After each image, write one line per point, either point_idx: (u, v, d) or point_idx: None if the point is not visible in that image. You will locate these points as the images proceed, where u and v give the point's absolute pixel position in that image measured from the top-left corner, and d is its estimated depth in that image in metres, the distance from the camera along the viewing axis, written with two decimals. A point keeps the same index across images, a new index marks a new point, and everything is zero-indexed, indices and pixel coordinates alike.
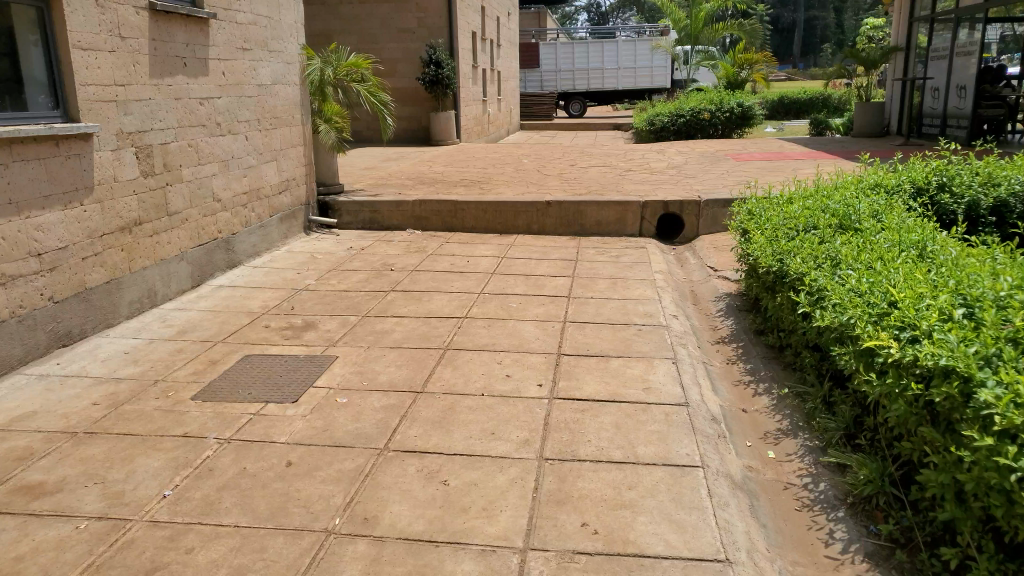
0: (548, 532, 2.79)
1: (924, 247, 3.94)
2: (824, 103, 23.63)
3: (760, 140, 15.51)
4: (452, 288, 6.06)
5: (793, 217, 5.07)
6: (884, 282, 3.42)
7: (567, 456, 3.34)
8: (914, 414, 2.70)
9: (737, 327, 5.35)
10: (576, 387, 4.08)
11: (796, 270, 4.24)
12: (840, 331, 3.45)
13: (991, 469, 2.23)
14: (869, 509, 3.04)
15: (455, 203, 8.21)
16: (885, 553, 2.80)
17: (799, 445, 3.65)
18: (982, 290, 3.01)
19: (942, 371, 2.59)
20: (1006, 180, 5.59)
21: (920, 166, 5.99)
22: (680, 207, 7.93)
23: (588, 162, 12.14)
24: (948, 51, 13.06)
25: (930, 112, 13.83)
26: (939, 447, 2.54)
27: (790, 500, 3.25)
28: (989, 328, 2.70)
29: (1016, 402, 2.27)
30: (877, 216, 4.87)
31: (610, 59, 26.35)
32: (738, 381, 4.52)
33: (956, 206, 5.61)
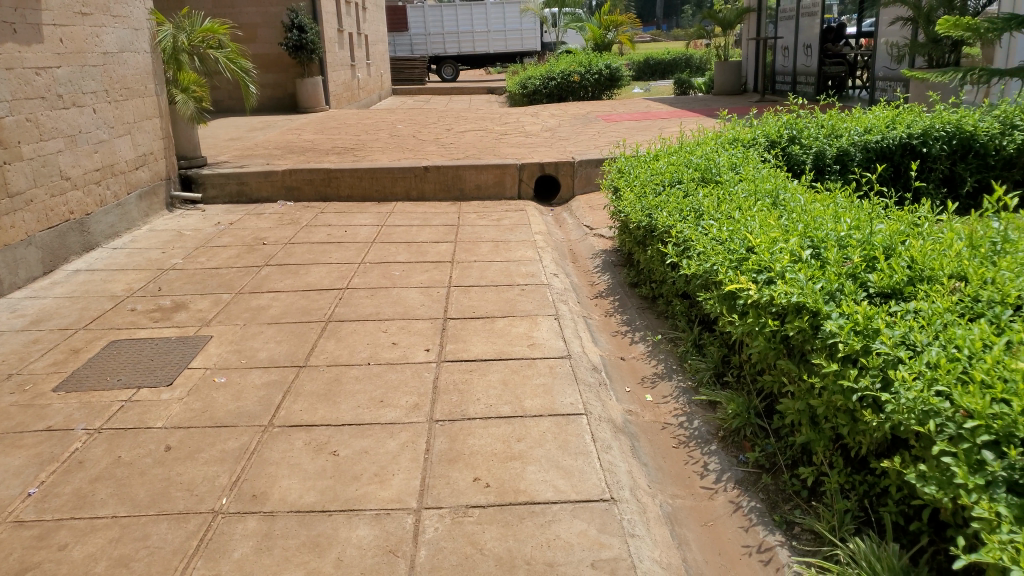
0: (441, 490, 2.84)
1: (777, 196, 4.22)
2: (687, 63, 24.62)
3: (628, 101, 15.92)
4: (331, 259, 5.95)
5: (660, 173, 5.29)
6: (742, 230, 3.65)
7: (457, 416, 3.39)
8: (772, 348, 2.95)
9: (613, 281, 5.55)
10: (463, 350, 4.13)
11: (663, 224, 4.44)
12: (705, 278, 3.67)
13: (837, 392, 2.46)
14: (738, 440, 3.28)
15: (328, 171, 8.01)
16: (753, 479, 3.04)
17: (674, 387, 3.86)
18: (827, 232, 3.27)
19: (794, 307, 2.82)
20: (847, 132, 6.06)
21: (772, 121, 6.35)
22: (556, 168, 8.08)
23: (463, 126, 12.10)
24: (794, 12, 13.90)
25: (782, 70, 14.69)
26: (796, 377, 2.79)
27: (668, 438, 3.46)
28: (832, 265, 2.94)
29: (856, 330, 2.50)
30: (735, 168, 5.16)
31: (479, 22, 26.17)
32: (617, 331, 4.71)
33: (806, 156, 6.01)
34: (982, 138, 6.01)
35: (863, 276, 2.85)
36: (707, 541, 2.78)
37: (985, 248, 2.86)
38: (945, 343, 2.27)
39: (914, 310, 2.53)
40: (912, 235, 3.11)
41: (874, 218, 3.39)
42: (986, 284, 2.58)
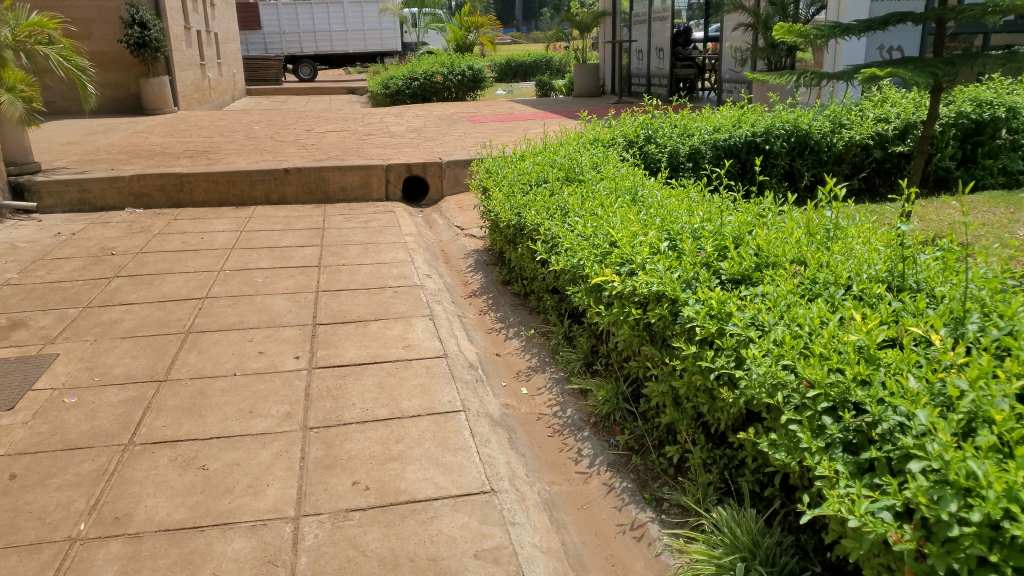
0: (320, 496, 2.80)
1: (636, 192, 4.43)
2: (547, 65, 25.24)
3: (492, 102, 16.12)
4: (188, 268, 5.66)
5: (526, 173, 5.42)
6: (605, 225, 3.81)
7: (332, 422, 3.34)
8: (637, 335, 3.13)
9: (485, 280, 5.62)
10: (335, 355, 4.06)
11: (531, 222, 4.56)
12: (572, 273, 3.80)
13: (697, 372, 2.64)
14: (609, 425, 3.43)
15: (181, 175, 7.61)
16: (624, 460, 3.19)
17: (547, 378, 3.99)
18: (682, 225, 3.47)
19: (655, 295, 3.00)
20: (697, 132, 6.45)
21: (629, 122, 6.64)
22: (423, 169, 8.07)
23: (325, 127, 11.82)
24: (646, 17, 14.57)
25: (637, 73, 15.37)
26: (659, 361, 2.97)
27: (543, 428, 3.57)
28: (687, 255, 3.14)
29: (711, 313, 2.70)
30: (597, 167, 5.36)
31: (337, 21, 25.58)
32: (491, 329, 4.79)
33: (661, 154, 6.32)
34: (816, 136, 6.57)
35: (715, 264, 3.05)
36: (584, 523, 2.89)
37: (820, 234, 3.12)
38: (788, 322, 2.48)
39: (760, 293, 2.74)
40: (758, 225, 3.35)
41: (724, 210, 3.63)
42: (821, 267, 2.82)
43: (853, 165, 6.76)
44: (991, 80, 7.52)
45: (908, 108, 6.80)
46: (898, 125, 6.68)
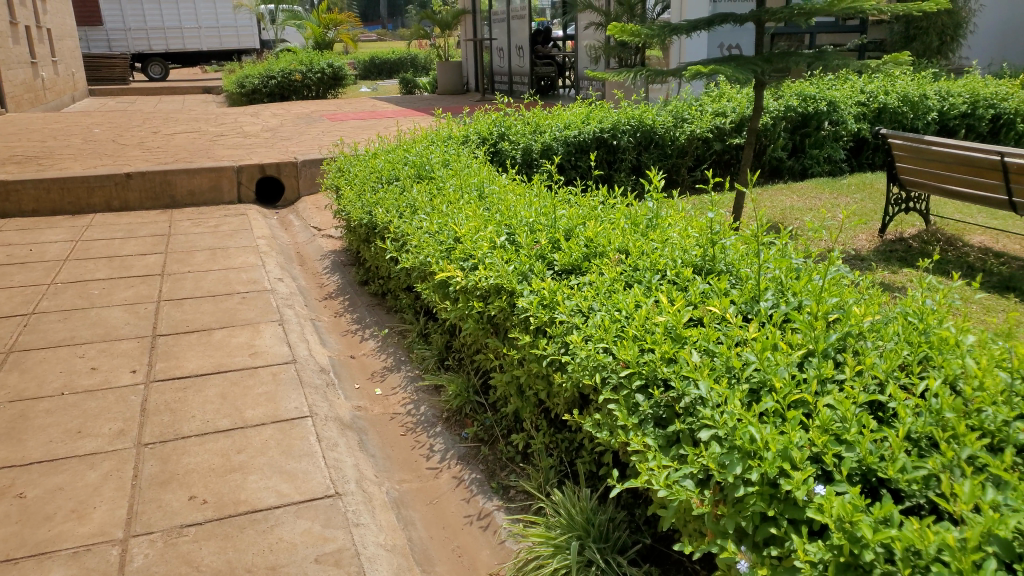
0: (152, 515, 2.67)
1: (482, 188, 4.48)
2: (411, 62, 25.07)
3: (354, 100, 15.82)
4: (14, 282, 5.24)
5: (377, 172, 5.36)
6: (449, 221, 3.85)
7: (169, 437, 3.20)
8: (480, 328, 3.20)
9: (341, 281, 5.53)
10: (176, 367, 3.88)
11: (381, 220, 4.53)
12: (419, 270, 3.82)
13: (532, 360, 2.74)
14: (460, 418, 3.48)
15: (6, 183, 7.01)
16: (474, 452, 3.25)
17: (402, 377, 3.98)
18: (521, 220, 3.56)
19: (493, 288, 3.09)
20: (549, 129, 6.61)
21: (483, 119, 6.69)
22: (277, 170, 7.83)
23: (173, 128, 11.22)
24: (505, 15, 14.75)
25: (499, 71, 15.55)
26: (502, 352, 3.05)
27: (396, 427, 3.56)
28: (524, 248, 3.24)
29: (544, 303, 2.80)
30: (447, 164, 5.38)
31: (188, 17, 24.16)
32: (346, 331, 4.72)
33: (515, 151, 6.45)
34: (660, 130, 6.89)
35: (550, 256, 3.17)
36: (432, 518, 2.91)
37: (643, 224, 3.31)
38: (611, 306, 2.62)
39: (587, 281, 2.88)
40: (591, 216, 3.48)
41: (559, 203, 3.75)
42: (642, 254, 2.99)
43: (696, 157, 7.16)
44: (815, 76, 8.15)
45: (741, 102, 7.26)
46: (734, 119, 7.12)
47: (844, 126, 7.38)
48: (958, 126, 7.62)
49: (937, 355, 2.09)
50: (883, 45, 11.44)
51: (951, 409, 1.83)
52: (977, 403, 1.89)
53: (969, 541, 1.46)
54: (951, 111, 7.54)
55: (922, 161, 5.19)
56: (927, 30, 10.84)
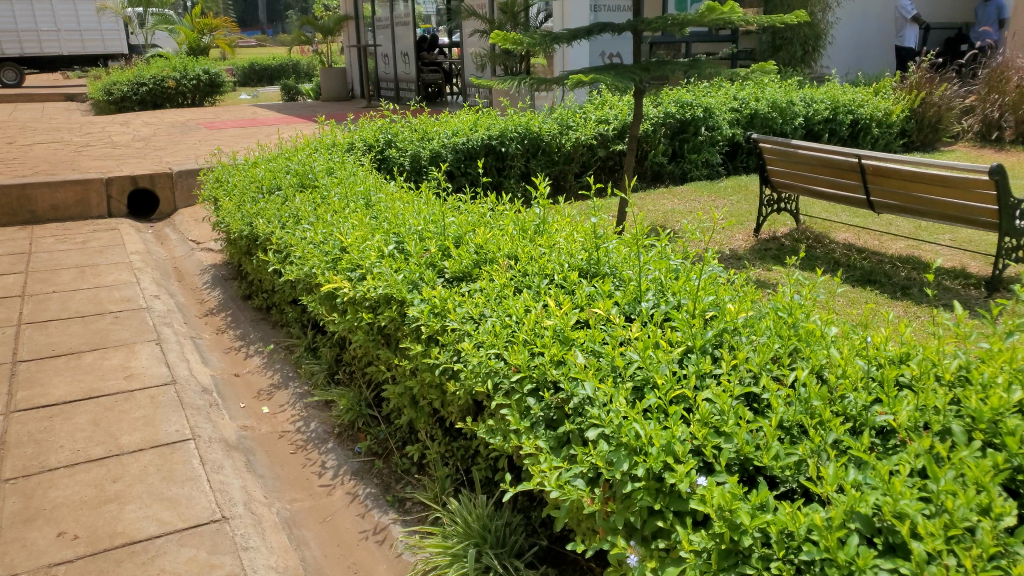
0: (15, 555, 2.47)
1: (369, 196, 4.40)
2: (293, 69, 24.43)
3: (233, 107, 15.25)
4: None
5: (258, 181, 5.18)
6: (335, 231, 3.76)
7: (34, 470, 2.97)
8: (371, 339, 3.15)
9: (224, 296, 5.31)
10: (41, 394, 3.61)
11: (263, 231, 4.38)
12: (305, 282, 3.72)
13: (425, 369, 2.73)
14: (353, 432, 3.41)
15: None
16: (367, 466, 3.19)
17: (291, 393, 3.86)
18: (408, 228, 3.53)
19: (383, 298, 3.05)
20: (437, 136, 6.60)
21: (368, 127, 6.60)
22: (150, 181, 7.44)
23: (32, 139, 10.45)
24: (388, 21, 14.62)
25: (384, 77, 15.39)
26: (394, 363, 3.01)
27: (285, 445, 3.45)
28: (412, 257, 3.21)
29: (434, 311, 2.79)
30: (331, 172, 5.27)
31: (45, 20, 22.60)
32: (230, 348, 4.53)
33: (402, 158, 6.40)
34: (547, 137, 7.01)
35: (439, 264, 3.16)
36: (326, 535, 2.83)
37: (531, 229, 3.35)
38: (502, 312, 2.64)
39: (477, 288, 2.89)
40: (479, 223, 3.50)
41: (447, 211, 3.74)
42: (530, 259, 3.03)
43: (582, 164, 7.33)
44: (691, 84, 8.50)
45: (623, 109, 7.48)
46: (616, 126, 7.33)
47: (719, 131, 7.73)
48: (822, 131, 8.14)
49: (805, 347, 2.23)
50: (753, 55, 12.08)
51: (817, 397, 1.96)
52: (841, 389, 2.03)
53: (834, 520, 1.56)
54: (815, 117, 8.07)
55: (789, 163, 5.51)
56: (792, 40, 11.58)
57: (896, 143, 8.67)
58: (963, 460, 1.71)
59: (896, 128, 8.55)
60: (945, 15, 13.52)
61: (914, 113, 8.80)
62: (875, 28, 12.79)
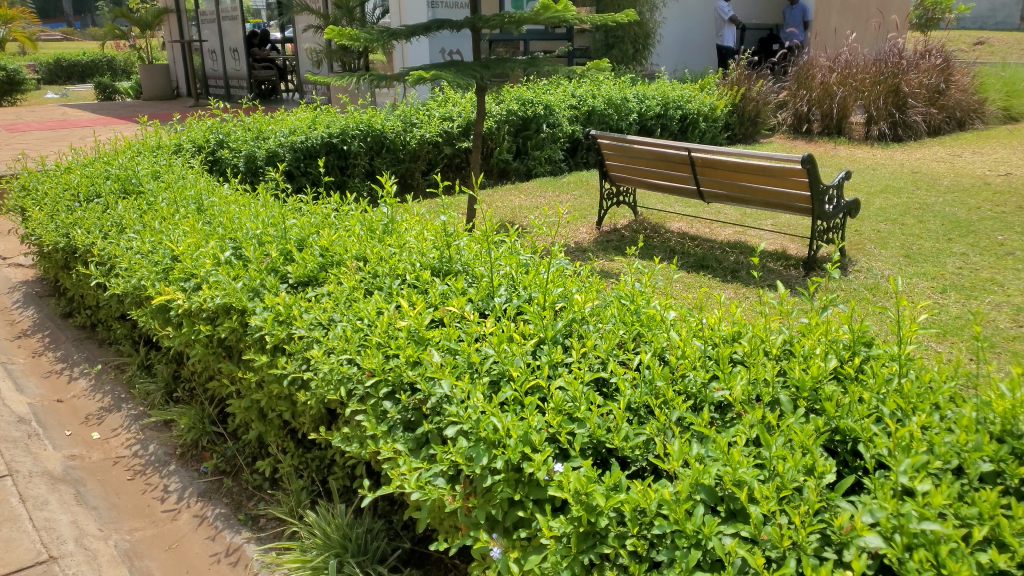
0: None
1: (201, 200, 4.15)
2: (108, 65, 22.60)
3: (39, 107, 13.90)
4: None
5: (73, 188, 4.75)
6: (164, 239, 3.51)
7: None
8: (211, 353, 2.98)
9: (39, 315, 4.83)
10: None
11: (82, 243, 4.01)
12: (134, 295, 3.45)
13: (272, 380, 2.61)
14: (198, 452, 3.21)
15: None
16: (215, 486, 3.01)
17: (124, 416, 3.56)
18: (246, 232, 3.36)
19: (222, 308, 2.88)
20: (273, 135, 6.35)
21: (197, 127, 6.23)
22: None
23: None
24: (214, 15, 13.86)
25: (213, 74, 14.59)
26: (238, 376, 2.86)
27: (121, 472, 3.16)
28: (252, 263, 3.06)
29: (279, 319, 2.67)
30: (158, 176, 4.93)
31: None
32: (50, 371, 4.10)
33: (236, 159, 6.11)
34: (390, 135, 6.91)
35: (282, 269, 3.03)
36: (173, 563, 2.62)
37: (378, 229, 3.29)
38: (351, 316, 2.57)
39: (324, 292, 2.80)
40: (322, 225, 3.39)
41: (289, 213, 3.61)
42: (379, 260, 2.98)
43: (428, 161, 7.28)
44: (531, 82, 8.69)
45: (466, 106, 7.52)
46: (460, 123, 7.33)
47: (560, 128, 7.96)
48: (654, 126, 8.58)
49: (648, 331, 2.34)
50: (588, 52, 12.55)
51: (661, 378, 2.07)
52: (682, 369, 2.15)
53: (682, 493, 1.65)
54: (647, 112, 8.49)
55: (626, 158, 5.76)
56: (623, 39, 12.13)
57: (721, 136, 9.30)
58: (790, 427, 1.86)
59: (720, 122, 9.17)
60: (756, 17, 14.66)
61: (735, 108, 9.48)
62: (697, 28, 13.65)
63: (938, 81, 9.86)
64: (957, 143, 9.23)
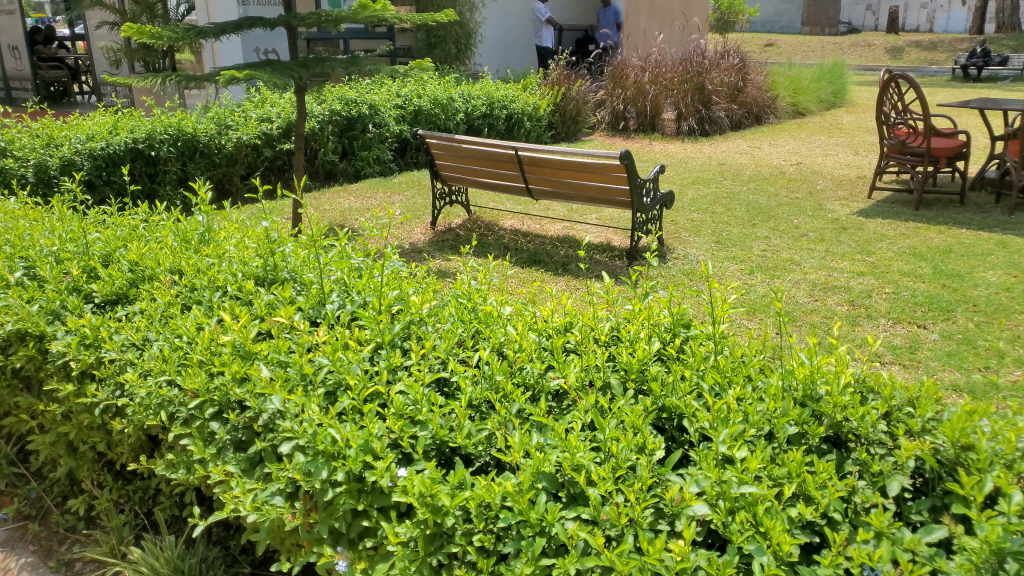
0: None
1: None
2: None
3: None
4: None
5: None
6: None
7: None
8: (5, 386, 2.67)
9: None
10: None
11: None
12: None
13: (81, 410, 2.38)
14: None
15: None
16: (19, 533, 2.70)
17: None
18: (40, 249, 3.04)
19: (15, 335, 2.59)
20: (67, 142, 5.81)
21: None
22: None
23: None
24: None
25: None
26: (39, 409, 2.59)
27: None
28: (49, 283, 2.77)
29: (85, 342, 2.44)
30: None
31: None
32: None
33: (25, 169, 5.51)
34: (203, 139, 6.52)
35: (86, 288, 2.77)
36: None
37: (195, 239, 3.09)
38: (170, 333, 2.39)
39: (137, 310, 2.59)
40: (130, 238, 3.13)
41: (89, 226, 3.30)
42: (197, 272, 2.80)
43: (247, 165, 6.93)
44: (354, 81, 8.51)
45: (285, 107, 7.24)
46: (280, 125, 7.05)
47: (386, 128, 7.86)
48: (481, 125, 8.71)
49: (484, 328, 2.36)
50: (411, 52, 12.54)
51: (499, 373, 2.10)
52: (520, 362, 2.19)
53: (524, 484, 1.68)
54: (473, 112, 8.60)
55: (454, 157, 5.79)
56: (445, 39, 12.19)
57: (545, 134, 9.59)
58: (622, 408, 1.94)
59: (544, 121, 9.45)
60: (573, 18, 15.26)
61: (557, 107, 9.80)
62: (517, 29, 13.98)
63: (736, 79, 10.73)
64: (756, 137, 10.10)
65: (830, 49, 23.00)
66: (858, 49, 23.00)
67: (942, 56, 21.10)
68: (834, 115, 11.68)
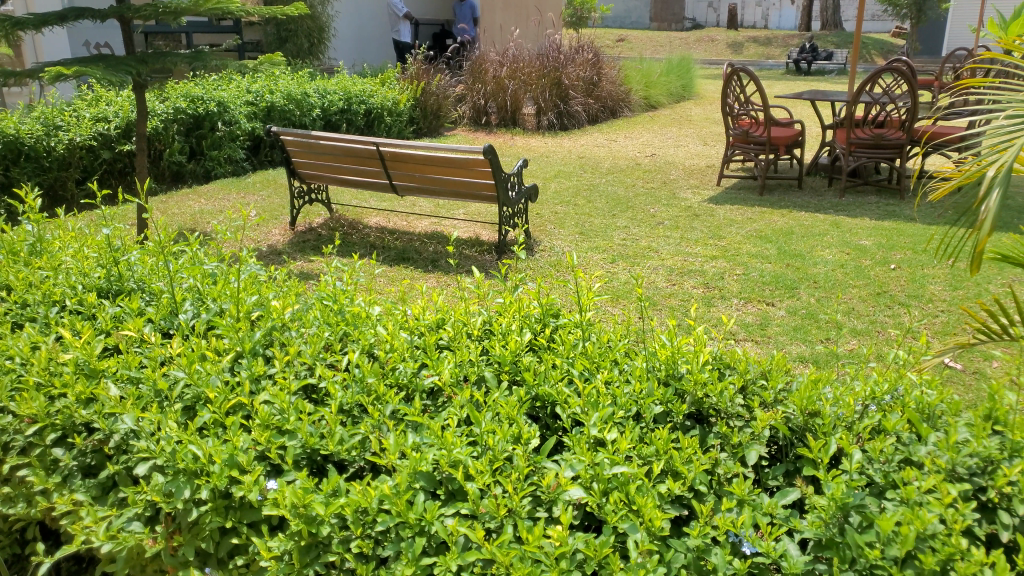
0: None
1: None
2: None
3: None
4: None
5: None
6: None
7: None
8: None
9: None
10: None
11: None
12: None
13: None
14: None
15: None
16: None
17: None
18: None
19: None
20: None
21: None
22: None
23: None
24: None
25: None
26: None
27: None
28: None
29: None
30: None
31: None
32: None
33: None
34: (29, 141, 5.98)
35: None
36: None
37: (24, 251, 2.81)
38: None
39: None
40: None
41: None
42: (29, 286, 2.55)
43: (83, 169, 6.42)
44: (200, 77, 8.07)
45: (123, 105, 6.77)
46: (118, 124, 6.57)
47: (237, 126, 7.52)
48: (339, 121, 8.52)
49: (353, 329, 2.30)
50: (260, 47, 12.16)
51: (370, 374, 2.05)
52: (392, 362, 2.15)
53: (400, 485, 1.64)
54: (330, 108, 8.41)
55: (313, 155, 5.61)
56: (297, 33, 11.82)
57: (407, 129, 9.50)
58: (496, 401, 1.95)
59: (405, 116, 9.35)
60: (429, 13, 15.19)
61: (418, 102, 9.72)
62: (372, 23, 13.75)
63: (591, 74, 11.07)
64: (612, 130, 10.47)
65: (677, 45, 24.17)
66: (703, 44, 24.28)
67: (776, 52, 22.69)
68: (682, 107, 12.29)
